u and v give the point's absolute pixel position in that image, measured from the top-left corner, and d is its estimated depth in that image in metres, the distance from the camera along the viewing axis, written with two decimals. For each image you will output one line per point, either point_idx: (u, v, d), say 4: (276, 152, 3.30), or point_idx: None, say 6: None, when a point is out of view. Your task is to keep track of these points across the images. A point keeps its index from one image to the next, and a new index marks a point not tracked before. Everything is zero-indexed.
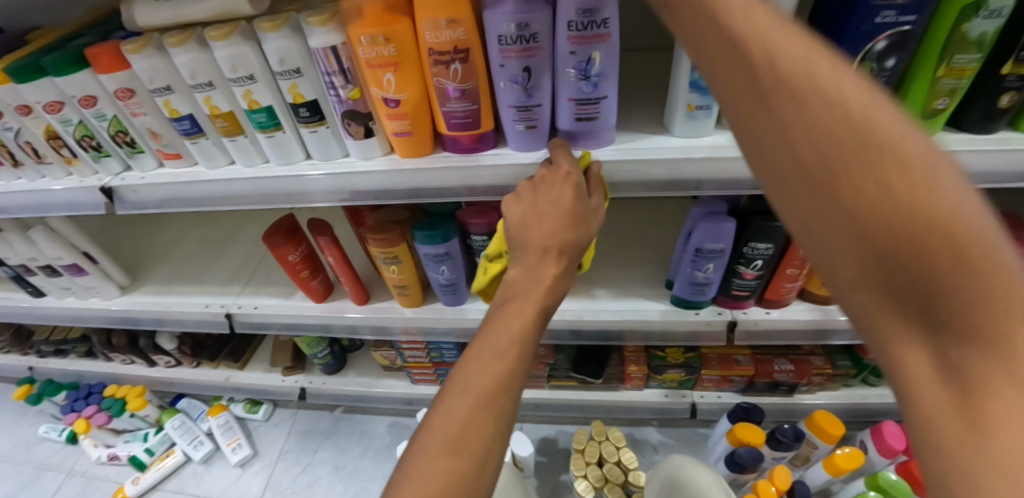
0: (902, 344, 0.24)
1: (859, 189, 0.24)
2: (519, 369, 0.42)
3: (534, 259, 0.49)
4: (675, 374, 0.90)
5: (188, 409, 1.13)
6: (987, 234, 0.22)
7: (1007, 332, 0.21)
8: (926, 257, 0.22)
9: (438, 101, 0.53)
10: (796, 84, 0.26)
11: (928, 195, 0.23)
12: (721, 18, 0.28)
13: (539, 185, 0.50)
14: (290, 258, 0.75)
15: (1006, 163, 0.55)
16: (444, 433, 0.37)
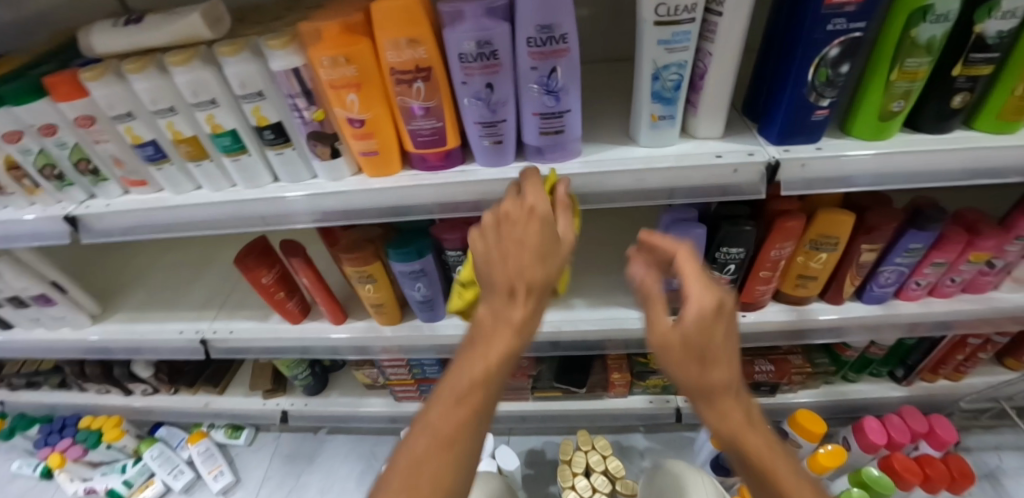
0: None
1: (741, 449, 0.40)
2: (483, 410, 0.41)
3: (501, 301, 0.45)
4: (658, 379, 0.92)
5: (167, 437, 1.10)
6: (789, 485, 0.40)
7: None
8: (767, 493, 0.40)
9: (404, 119, 0.53)
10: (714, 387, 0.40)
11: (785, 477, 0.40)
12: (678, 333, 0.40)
13: (504, 222, 0.47)
14: (263, 280, 0.74)
15: (962, 162, 0.56)
16: (403, 493, 0.37)
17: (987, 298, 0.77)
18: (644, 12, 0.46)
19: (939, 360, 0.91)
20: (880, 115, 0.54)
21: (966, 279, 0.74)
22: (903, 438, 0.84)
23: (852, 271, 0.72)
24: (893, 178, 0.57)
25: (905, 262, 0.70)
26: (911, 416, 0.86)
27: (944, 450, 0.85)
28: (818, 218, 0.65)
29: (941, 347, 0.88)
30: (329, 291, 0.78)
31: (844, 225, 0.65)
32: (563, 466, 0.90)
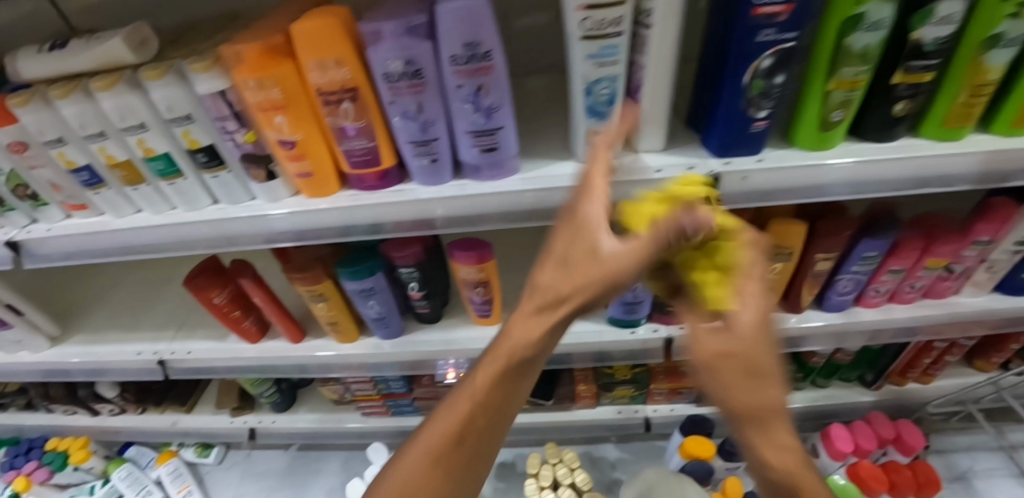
0: None
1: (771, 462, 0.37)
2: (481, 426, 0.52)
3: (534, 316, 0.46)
4: (625, 390, 0.92)
5: (137, 457, 1.11)
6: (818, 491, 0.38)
7: None
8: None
9: (336, 140, 0.52)
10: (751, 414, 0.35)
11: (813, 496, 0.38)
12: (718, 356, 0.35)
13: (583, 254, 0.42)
14: (215, 300, 0.73)
15: (906, 170, 0.56)
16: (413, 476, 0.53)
17: (946, 302, 0.78)
18: (571, 26, 0.45)
19: (907, 364, 0.91)
20: (821, 125, 0.53)
21: (925, 285, 0.75)
22: (870, 444, 0.84)
23: (809, 280, 0.71)
24: (837, 188, 0.56)
25: (862, 270, 0.70)
26: (878, 422, 0.87)
27: (913, 456, 0.85)
28: (771, 227, 0.64)
29: (907, 352, 0.88)
30: (284, 310, 0.78)
31: (796, 235, 0.65)
32: (530, 480, 0.89)
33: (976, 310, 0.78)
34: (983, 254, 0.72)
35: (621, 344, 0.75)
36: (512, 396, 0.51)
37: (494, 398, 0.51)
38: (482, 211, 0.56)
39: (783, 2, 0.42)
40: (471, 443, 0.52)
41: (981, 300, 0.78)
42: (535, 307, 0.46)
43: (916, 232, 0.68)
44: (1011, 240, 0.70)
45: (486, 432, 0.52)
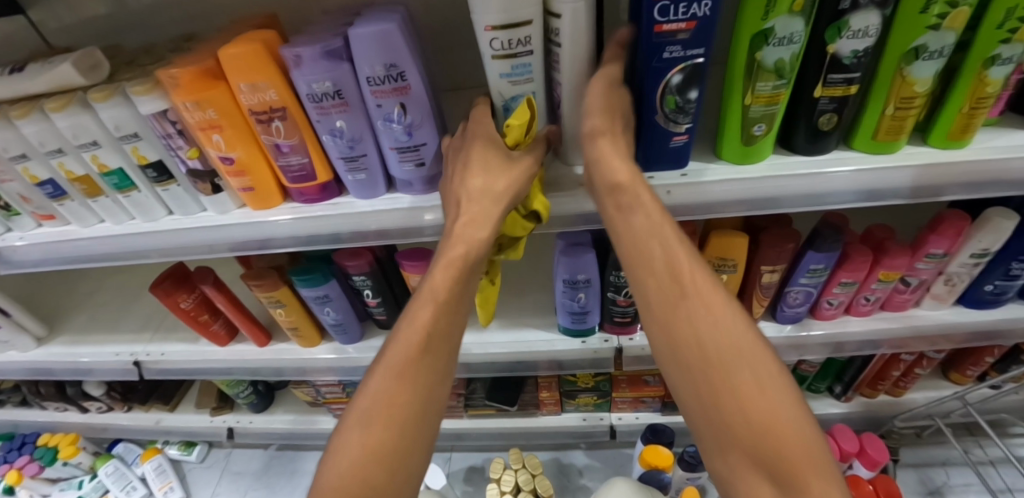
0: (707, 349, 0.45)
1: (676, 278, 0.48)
2: (442, 344, 0.49)
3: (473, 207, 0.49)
4: (588, 397, 0.93)
5: (125, 453, 1.18)
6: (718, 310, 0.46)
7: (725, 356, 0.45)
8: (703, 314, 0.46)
9: (273, 156, 0.55)
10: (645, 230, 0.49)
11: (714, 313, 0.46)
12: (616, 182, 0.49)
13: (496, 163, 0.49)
14: (182, 305, 0.76)
15: (837, 185, 0.56)
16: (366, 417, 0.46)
17: (907, 315, 0.77)
18: (483, 46, 0.46)
19: (875, 376, 0.90)
20: (745, 139, 0.53)
21: (881, 297, 0.74)
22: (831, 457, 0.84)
23: (759, 291, 0.71)
24: (766, 202, 0.57)
25: (813, 282, 0.70)
26: (842, 435, 0.86)
27: (876, 470, 0.85)
28: (712, 239, 0.65)
29: (874, 364, 0.88)
30: (249, 314, 0.81)
31: (738, 247, 0.65)
32: (492, 485, 0.91)
33: (938, 323, 0.77)
34: (940, 267, 0.70)
35: (574, 354, 0.76)
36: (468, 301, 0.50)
37: (443, 321, 0.49)
38: (418, 223, 0.58)
39: (683, 19, 0.42)
40: (427, 379, 0.48)
41: (943, 313, 0.77)
42: (479, 201, 0.48)
43: (863, 245, 0.68)
44: (967, 253, 0.68)
45: (442, 362, 0.49)
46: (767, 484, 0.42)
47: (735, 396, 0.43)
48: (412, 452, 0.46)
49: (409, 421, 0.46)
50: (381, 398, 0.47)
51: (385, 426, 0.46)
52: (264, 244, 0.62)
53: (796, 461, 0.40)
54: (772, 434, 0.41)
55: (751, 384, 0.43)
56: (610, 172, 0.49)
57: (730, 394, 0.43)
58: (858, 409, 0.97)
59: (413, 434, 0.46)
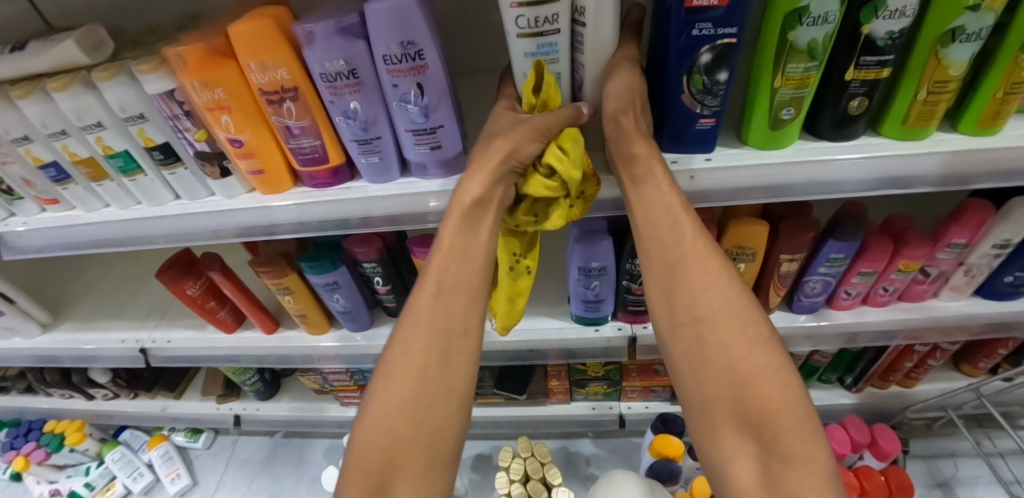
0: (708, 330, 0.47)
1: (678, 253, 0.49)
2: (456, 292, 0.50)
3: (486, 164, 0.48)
4: (597, 386, 0.92)
5: (131, 440, 1.18)
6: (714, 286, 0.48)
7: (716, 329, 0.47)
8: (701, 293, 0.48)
9: (284, 139, 0.53)
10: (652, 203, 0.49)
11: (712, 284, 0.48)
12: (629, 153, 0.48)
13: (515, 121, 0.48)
14: (188, 291, 0.75)
15: (865, 171, 0.54)
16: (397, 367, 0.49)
17: (924, 307, 0.76)
18: (508, 25, 0.44)
19: (887, 367, 0.90)
20: (772, 123, 0.52)
21: (899, 288, 0.73)
22: (842, 448, 0.83)
23: (776, 281, 0.70)
24: (789, 189, 0.55)
25: (831, 272, 0.69)
26: (853, 426, 0.86)
27: (888, 461, 0.84)
28: (731, 227, 0.63)
29: (887, 355, 0.87)
30: (256, 302, 0.80)
31: (757, 235, 0.63)
32: (501, 473, 0.91)
33: (955, 314, 0.75)
34: (960, 258, 0.69)
35: (586, 343, 0.75)
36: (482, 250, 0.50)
37: (453, 274, 0.50)
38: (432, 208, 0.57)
39: None
40: (444, 323, 0.50)
41: (961, 305, 0.76)
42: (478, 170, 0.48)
43: (884, 234, 0.66)
44: (989, 244, 0.66)
45: (462, 307, 0.50)
46: (748, 434, 0.45)
47: (721, 353, 0.46)
48: (443, 395, 0.49)
49: (434, 367, 0.49)
50: (402, 357, 0.49)
51: (405, 382, 0.48)
52: (273, 229, 0.61)
53: (772, 415, 0.43)
54: (752, 393, 0.44)
55: (739, 349, 0.45)
56: (626, 143, 0.48)
57: (717, 349, 0.46)
58: (869, 400, 0.96)
59: (441, 379, 0.49)
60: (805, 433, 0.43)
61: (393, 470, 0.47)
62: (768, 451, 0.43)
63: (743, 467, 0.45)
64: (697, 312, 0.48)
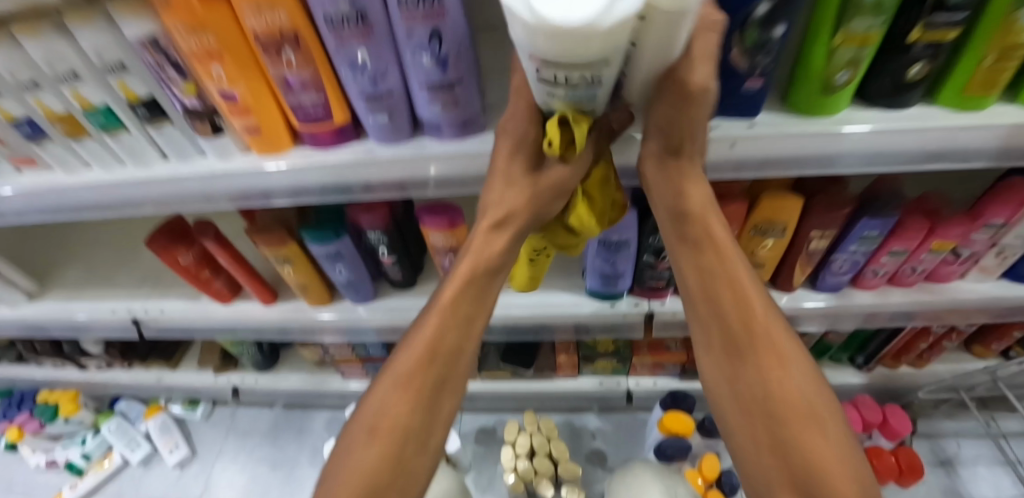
0: (763, 388, 0.45)
1: (734, 310, 0.46)
2: (465, 323, 0.47)
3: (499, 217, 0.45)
4: (607, 362, 0.90)
5: (126, 410, 1.16)
6: (776, 345, 0.46)
7: (778, 389, 0.45)
8: (756, 353, 0.46)
9: (284, 94, 0.48)
10: (705, 253, 0.46)
11: (773, 341, 0.46)
12: (686, 209, 0.45)
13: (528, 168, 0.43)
14: (180, 260, 0.71)
15: (913, 145, 0.50)
16: (388, 391, 0.46)
17: (949, 288, 0.73)
18: (526, 65, 0.30)
19: (902, 347, 0.88)
20: (825, 87, 0.47)
21: (927, 268, 0.70)
22: (854, 427, 0.82)
23: (803, 257, 0.67)
24: (830, 161, 0.51)
25: (861, 250, 0.65)
26: (866, 406, 0.84)
27: (897, 441, 0.83)
28: (763, 201, 0.59)
29: (901, 336, 0.85)
30: (252, 272, 0.76)
31: (789, 210, 0.59)
32: (507, 449, 0.89)
33: (982, 296, 0.73)
34: (994, 239, 0.66)
35: (600, 318, 0.72)
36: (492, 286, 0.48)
37: (465, 308, 0.47)
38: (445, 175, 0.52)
39: None
40: (450, 354, 0.47)
41: (987, 286, 0.73)
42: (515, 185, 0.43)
43: (920, 212, 0.63)
44: None
45: (466, 338, 0.47)
46: None
47: (784, 416, 0.44)
48: (432, 419, 0.47)
49: (428, 390, 0.46)
50: (397, 382, 0.46)
51: (404, 408, 0.46)
52: (269, 194, 0.56)
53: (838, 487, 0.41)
54: (816, 464, 0.42)
55: (802, 413, 0.44)
56: (686, 199, 0.44)
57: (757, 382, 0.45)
58: (879, 380, 0.95)
59: (433, 403, 0.47)
60: None
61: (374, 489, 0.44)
62: None
63: None
64: (751, 364, 0.46)
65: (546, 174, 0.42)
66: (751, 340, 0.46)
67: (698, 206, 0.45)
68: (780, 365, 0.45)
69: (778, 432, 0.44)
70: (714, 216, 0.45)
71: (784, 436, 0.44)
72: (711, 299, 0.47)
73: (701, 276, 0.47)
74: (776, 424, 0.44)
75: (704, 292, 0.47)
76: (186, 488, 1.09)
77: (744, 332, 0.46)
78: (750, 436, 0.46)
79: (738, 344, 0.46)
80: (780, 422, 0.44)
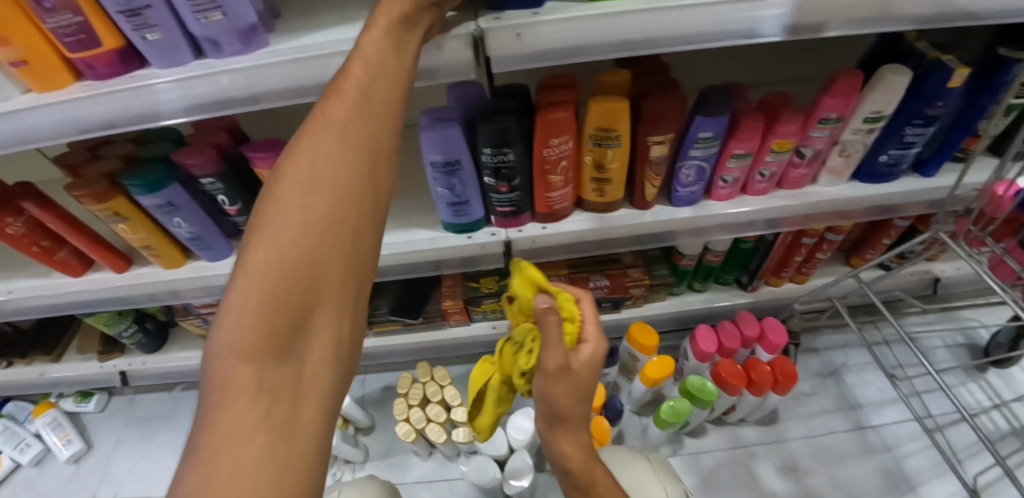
0: (309, 213, 0.31)
1: (375, 107, 0.34)
2: (359, 117, 0.33)
3: (341, 119, 0.33)
4: (493, 303, 0.87)
5: (14, 413, 1.12)
6: (393, 108, 0.35)
7: (332, 174, 0.32)
8: (368, 141, 0.33)
9: (37, 16, 0.43)
10: (368, 112, 0.34)
11: (334, 136, 0.32)
12: (357, 104, 0.33)
13: (375, 87, 0.35)
14: (7, 231, 0.66)
15: (732, 24, 0.45)
16: (282, 262, 0.29)
17: (804, 192, 0.76)
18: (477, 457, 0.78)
19: (780, 264, 0.94)
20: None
21: (776, 172, 0.71)
22: (732, 344, 0.84)
23: (647, 166, 0.64)
24: (656, 43, 0.45)
25: (704, 156, 0.64)
26: (744, 322, 0.86)
27: (775, 352, 0.85)
28: (591, 108, 0.57)
29: (776, 250, 0.89)
30: (92, 235, 0.72)
31: (621, 119, 0.57)
32: (399, 399, 0.87)
33: (833, 197, 0.76)
34: (835, 136, 0.69)
35: (461, 251, 0.69)
36: (373, 131, 0.34)
37: (343, 119, 0.33)
38: (253, 84, 0.47)
39: None
40: (368, 134, 0.33)
41: (840, 188, 0.77)
42: (344, 109, 0.33)
43: (752, 113, 0.63)
44: (861, 117, 0.66)
45: (375, 144, 0.34)
46: (281, 338, 0.29)
47: (284, 228, 0.30)
48: (360, 180, 0.33)
49: (325, 182, 0.32)
50: (296, 205, 0.31)
51: (308, 210, 0.31)
52: (162, 121, 0.50)
53: (281, 297, 0.29)
54: (288, 289, 0.29)
55: (352, 242, 0.32)
56: (361, 79, 0.34)
57: (343, 276, 0.32)
58: (765, 298, 0.99)
59: (347, 164, 0.32)
60: (312, 215, 0.31)
61: (309, 308, 0.30)
62: (290, 338, 0.30)
63: (288, 219, 0.30)
64: (357, 121, 0.33)
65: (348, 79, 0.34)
66: (365, 113, 0.34)
67: (369, 98, 0.34)
68: (382, 114, 0.34)
69: (321, 159, 0.32)
70: (372, 82, 0.35)
71: (320, 162, 0.32)
72: (349, 124, 0.33)
73: (335, 122, 0.33)
74: (320, 159, 0.32)
75: (359, 109, 0.33)
76: (83, 481, 1.04)
77: (355, 114, 0.33)
78: (285, 218, 0.30)
79: (355, 119, 0.33)
80: (355, 131, 0.33)
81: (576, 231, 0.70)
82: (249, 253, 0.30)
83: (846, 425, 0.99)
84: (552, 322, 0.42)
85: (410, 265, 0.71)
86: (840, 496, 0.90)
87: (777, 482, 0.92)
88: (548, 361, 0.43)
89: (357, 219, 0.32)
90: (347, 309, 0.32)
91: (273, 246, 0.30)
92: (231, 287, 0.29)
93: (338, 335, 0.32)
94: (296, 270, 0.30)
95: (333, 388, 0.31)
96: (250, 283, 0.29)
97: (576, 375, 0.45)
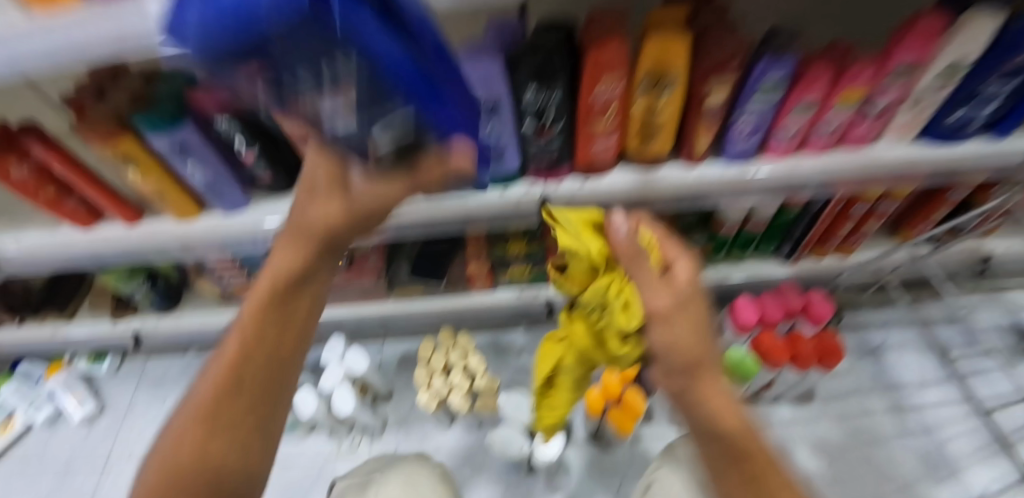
0: (240, 349, 0.42)
1: (308, 259, 0.45)
2: (315, 254, 0.45)
3: (294, 249, 0.45)
4: (519, 268, 0.84)
5: (28, 372, 1.11)
6: (330, 243, 0.45)
7: (299, 296, 0.45)
8: (302, 278, 0.45)
9: None
10: (317, 247, 0.45)
11: (285, 272, 0.44)
12: (306, 236, 0.44)
13: (313, 201, 0.44)
14: (14, 175, 0.61)
15: None
16: (223, 391, 0.41)
17: (864, 152, 0.70)
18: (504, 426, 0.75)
19: (825, 234, 0.88)
20: None
21: (839, 128, 0.65)
22: (775, 315, 0.79)
23: (701, 116, 0.59)
24: None
25: (765, 106, 0.58)
26: (787, 292, 0.81)
27: (821, 325, 0.80)
28: (647, 44, 0.50)
29: (823, 220, 0.83)
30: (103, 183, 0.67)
31: (681, 59, 0.51)
32: (421, 365, 0.84)
33: (897, 158, 0.70)
34: (909, 87, 0.62)
35: (493, 206, 0.65)
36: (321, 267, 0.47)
37: (291, 264, 0.45)
38: None
39: None
40: (309, 283, 0.46)
41: (902, 149, 0.71)
42: (331, 203, 0.43)
43: (824, 58, 0.56)
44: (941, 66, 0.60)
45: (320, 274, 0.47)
46: (227, 444, 0.39)
47: (239, 372, 0.41)
48: (292, 321, 0.45)
49: (280, 311, 0.44)
50: (235, 345, 0.43)
51: (260, 338, 0.43)
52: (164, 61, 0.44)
53: (208, 412, 0.40)
54: (205, 427, 0.40)
55: (276, 374, 0.43)
56: (310, 217, 0.44)
57: (272, 373, 0.43)
58: (805, 270, 0.94)
59: (293, 293, 0.45)
60: (258, 347, 0.43)
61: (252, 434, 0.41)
62: (218, 438, 0.39)
63: (240, 334, 0.43)
64: (299, 264, 0.45)
65: (359, 192, 0.42)
66: (317, 248, 0.45)
67: (315, 234, 0.44)
68: (316, 247, 0.45)
69: (275, 283, 0.44)
70: (327, 207, 0.43)
71: (281, 278, 0.44)
72: (302, 260, 0.45)
73: (288, 261, 0.45)
74: (280, 288, 0.44)
75: (311, 246, 0.45)
76: (98, 442, 1.03)
77: (304, 264, 0.45)
78: (235, 348, 0.42)
79: (305, 259, 0.45)
80: (302, 259, 0.45)
81: (618, 188, 0.65)
82: (200, 415, 0.40)
83: (885, 406, 0.94)
84: (635, 254, 0.46)
85: (436, 220, 0.67)
86: (876, 478, 0.86)
87: (811, 462, 0.88)
88: (658, 302, 0.44)
89: (275, 382, 0.43)
90: (261, 431, 0.42)
91: (212, 400, 0.41)
92: (181, 413, 0.41)
93: (241, 450, 0.40)
94: (235, 391, 0.41)
95: (247, 473, 0.40)
96: (195, 407, 0.41)
97: (690, 302, 0.45)
